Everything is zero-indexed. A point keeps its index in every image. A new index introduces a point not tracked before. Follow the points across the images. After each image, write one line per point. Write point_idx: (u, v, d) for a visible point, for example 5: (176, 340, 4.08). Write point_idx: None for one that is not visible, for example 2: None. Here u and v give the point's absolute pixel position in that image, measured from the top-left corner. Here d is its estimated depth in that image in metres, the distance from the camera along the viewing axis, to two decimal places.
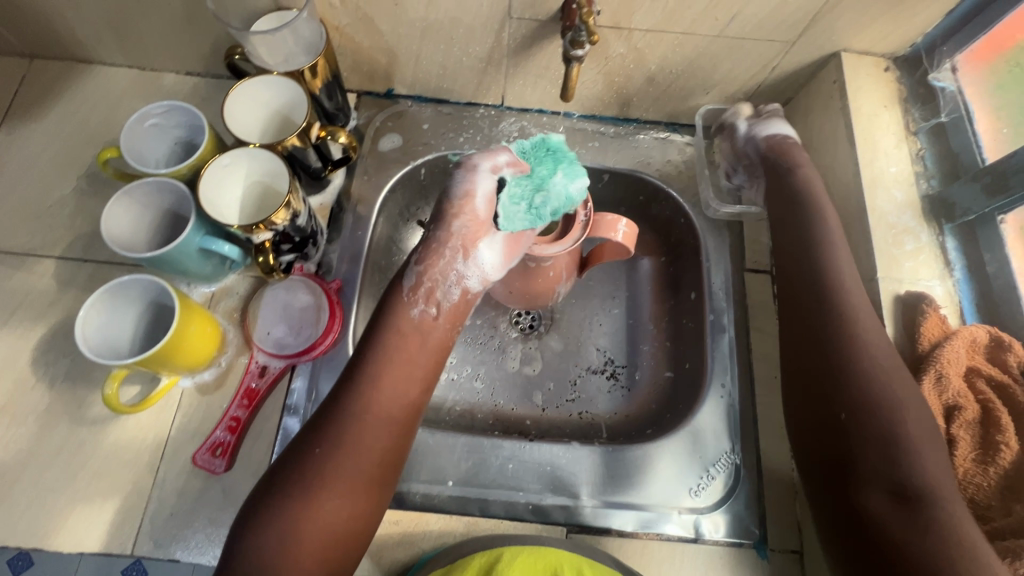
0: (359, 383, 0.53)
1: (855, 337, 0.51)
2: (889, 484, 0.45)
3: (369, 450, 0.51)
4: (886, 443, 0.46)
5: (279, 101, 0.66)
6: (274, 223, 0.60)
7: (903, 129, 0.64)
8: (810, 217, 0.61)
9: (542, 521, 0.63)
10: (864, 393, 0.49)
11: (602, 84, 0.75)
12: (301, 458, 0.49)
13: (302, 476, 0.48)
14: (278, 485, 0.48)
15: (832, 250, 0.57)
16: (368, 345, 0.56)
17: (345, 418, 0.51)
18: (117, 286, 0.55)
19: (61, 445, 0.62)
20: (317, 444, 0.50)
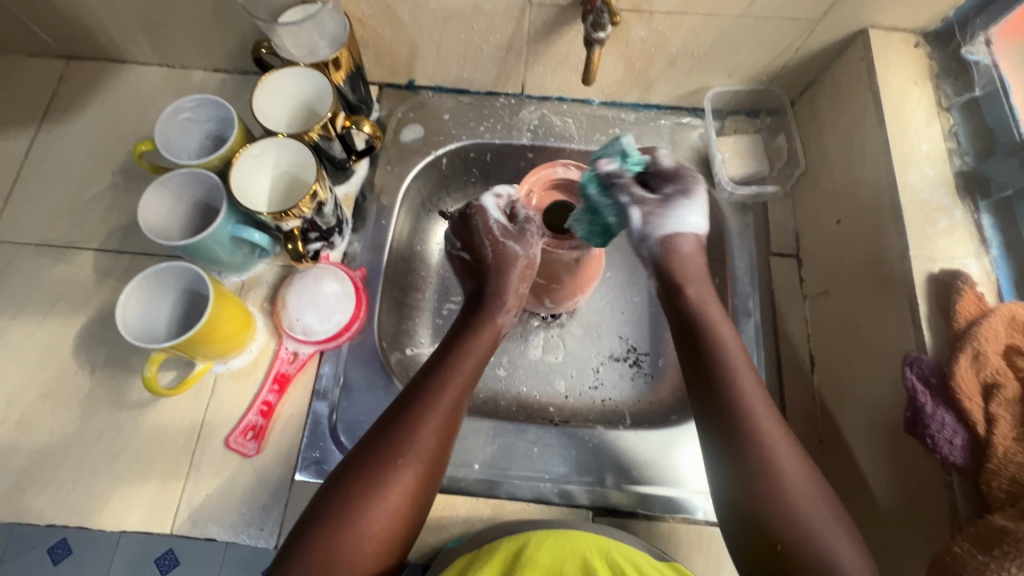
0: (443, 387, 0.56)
1: (762, 454, 0.53)
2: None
3: (440, 452, 0.54)
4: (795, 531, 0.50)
5: (307, 93, 0.68)
6: (302, 211, 0.61)
7: (935, 105, 0.62)
8: (713, 333, 0.60)
9: (567, 505, 0.63)
10: (767, 508, 0.51)
11: (623, 69, 0.74)
12: (387, 450, 0.52)
13: (373, 482, 0.50)
14: (359, 472, 0.51)
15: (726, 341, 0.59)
16: (436, 366, 0.58)
17: (426, 418, 0.53)
18: (154, 273, 0.57)
19: (102, 428, 0.64)
20: (404, 437, 0.52)
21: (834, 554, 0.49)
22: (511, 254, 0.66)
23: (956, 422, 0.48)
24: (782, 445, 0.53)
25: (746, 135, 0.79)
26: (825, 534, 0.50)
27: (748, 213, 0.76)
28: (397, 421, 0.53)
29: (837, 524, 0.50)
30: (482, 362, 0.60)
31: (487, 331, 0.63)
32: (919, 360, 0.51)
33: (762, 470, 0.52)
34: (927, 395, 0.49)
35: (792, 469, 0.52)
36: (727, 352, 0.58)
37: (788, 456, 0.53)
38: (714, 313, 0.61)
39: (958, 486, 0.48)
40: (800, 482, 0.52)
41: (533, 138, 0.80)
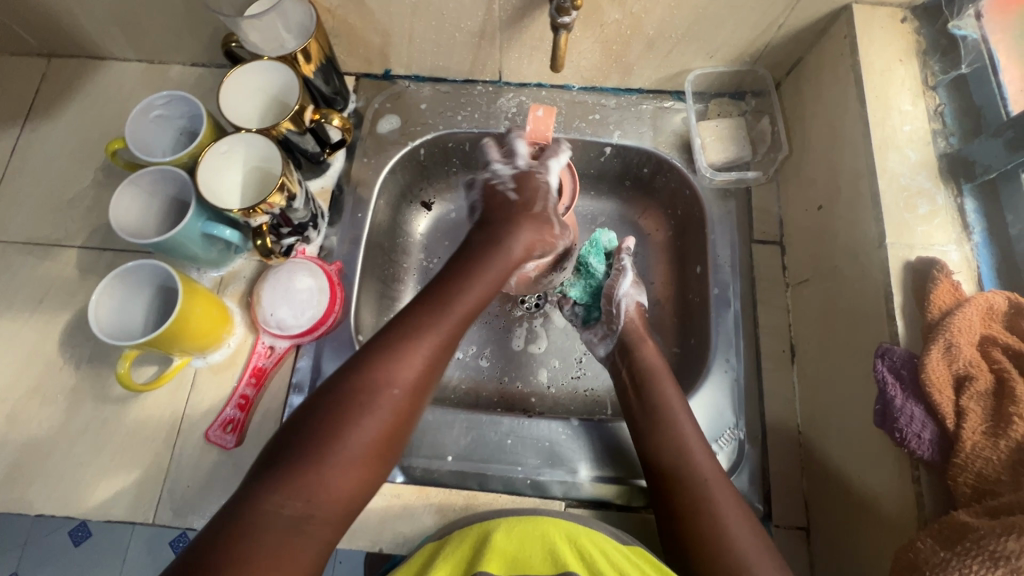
0: (429, 330, 0.54)
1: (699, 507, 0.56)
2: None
3: (418, 396, 0.52)
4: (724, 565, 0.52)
5: (275, 85, 0.67)
6: (271, 206, 0.61)
7: (920, 84, 0.59)
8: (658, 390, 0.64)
9: (540, 496, 0.63)
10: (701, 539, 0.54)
11: (600, 53, 0.73)
12: (366, 389, 0.49)
13: (360, 406, 0.48)
14: (334, 410, 0.48)
15: (663, 384, 0.64)
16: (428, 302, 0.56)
17: (408, 361, 0.51)
18: (125, 271, 0.58)
19: (87, 421, 0.66)
20: (386, 374, 0.50)
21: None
22: (553, 223, 0.66)
23: (925, 416, 0.47)
24: (713, 481, 0.57)
25: (729, 119, 0.76)
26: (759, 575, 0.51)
27: (730, 199, 0.74)
28: (374, 362, 0.51)
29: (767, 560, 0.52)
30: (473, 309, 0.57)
31: (488, 275, 0.59)
32: (891, 352, 0.49)
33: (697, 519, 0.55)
34: (897, 388, 0.48)
35: (729, 520, 0.54)
36: (674, 412, 0.62)
37: (727, 506, 0.55)
38: (662, 377, 0.65)
39: (925, 481, 0.47)
40: (736, 530, 0.54)
41: (511, 125, 0.79)
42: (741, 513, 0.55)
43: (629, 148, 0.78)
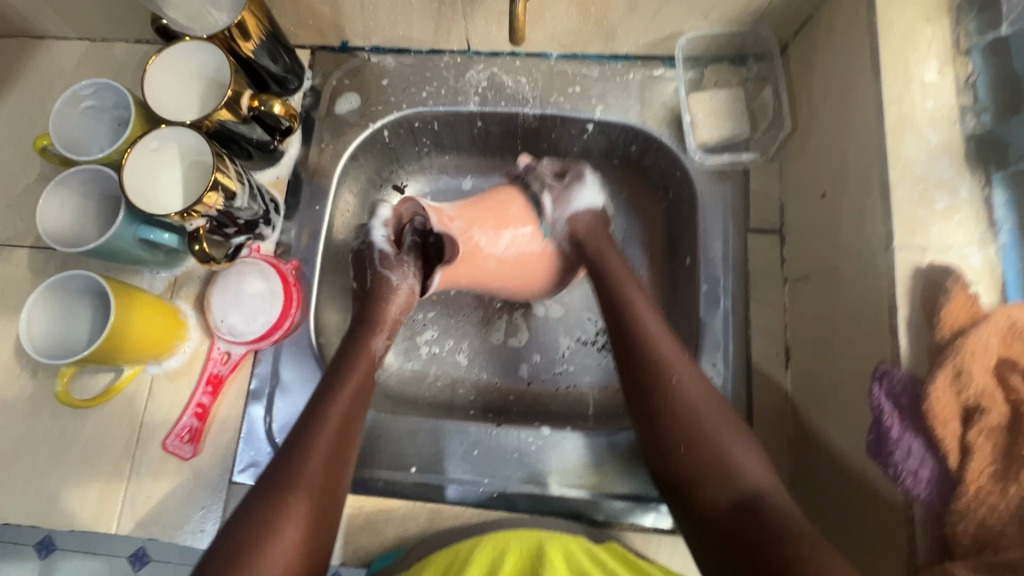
0: (332, 409, 0.53)
1: (671, 380, 0.53)
2: (733, 494, 0.47)
3: (321, 510, 0.47)
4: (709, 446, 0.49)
5: (208, 67, 0.61)
6: (206, 208, 0.55)
7: (949, 48, 0.49)
8: (626, 299, 0.59)
9: (507, 509, 0.60)
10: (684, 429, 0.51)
11: (577, 16, 0.64)
12: (258, 522, 0.44)
13: (273, 509, 0.45)
14: (251, 527, 0.44)
15: (645, 321, 0.57)
16: (326, 380, 0.55)
17: (302, 477, 0.47)
18: (56, 283, 0.55)
19: (47, 430, 0.64)
20: (277, 497, 0.46)
21: (743, 470, 0.48)
22: (387, 285, 0.64)
23: (925, 452, 0.41)
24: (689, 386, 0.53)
25: (727, 89, 0.68)
26: (727, 446, 0.49)
27: (725, 182, 0.67)
28: (285, 463, 0.48)
29: (738, 434, 0.51)
30: (359, 399, 0.55)
31: (362, 363, 0.58)
32: (890, 375, 0.43)
33: (665, 425, 0.52)
34: (894, 418, 0.42)
35: (695, 395, 0.52)
36: (651, 337, 0.56)
37: (688, 373, 0.54)
38: (627, 284, 0.61)
39: (920, 525, 0.41)
40: (705, 396, 0.53)
41: (482, 102, 0.71)
42: (699, 379, 0.54)
43: (613, 125, 0.70)
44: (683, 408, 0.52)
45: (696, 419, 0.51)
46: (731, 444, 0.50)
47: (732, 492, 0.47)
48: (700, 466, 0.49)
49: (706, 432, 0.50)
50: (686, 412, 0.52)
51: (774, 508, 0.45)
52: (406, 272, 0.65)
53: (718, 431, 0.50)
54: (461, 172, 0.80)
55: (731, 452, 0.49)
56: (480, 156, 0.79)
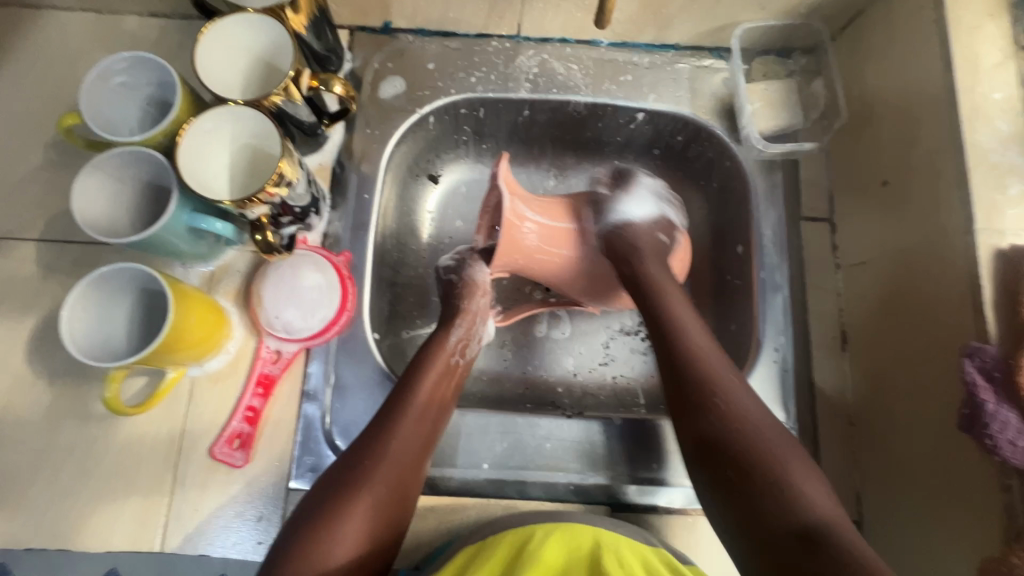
0: (416, 405, 0.55)
1: (713, 398, 0.50)
2: (800, 522, 0.42)
3: (394, 494, 0.51)
4: (766, 468, 0.45)
5: (260, 43, 0.56)
6: (269, 195, 0.51)
7: (1011, 42, 0.52)
8: (667, 311, 0.56)
9: (584, 502, 0.60)
10: (748, 455, 0.46)
11: (637, 3, 0.64)
12: (338, 495, 0.49)
13: (353, 485, 0.50)
14: (333, 496, 0.49)
15: (688, 331, 0.54)
16: (410, 371, 0.58)
17: (381, 462, 0.51)
18: (100, 277, 0.49)
19: (71, 443, 0.58)
20: (355, 476, 0.50)
21: (805, 493, 0.44)
22: (454, 285, 0.64)
23: (1020, 423, 0.43)
24: (747, 402, 0.50)
25: (777, 80, 0.69)
26: (793, 471, 0.45)
27: (777, 172, 0.68)
28: (368, 444, 0.52)
29: (802, 463, 0.46)
30: (442, 395, 0.57)
31: (444, 358, 0.59)
32: (982, 351, 0.45)
33: (714, 437, 0.48)
34: (989, 392, 0.44)
35: (754, 411, 0.49)
36: (695, 345, 0.53)
37: (742, 394, 0.50)
38: (676, 305, 0.57)
39: (1018, 491, 0.44)
40: (758, 417, 0.49)
41: (533, 88, 0.70)
42: (754, 398, 0.51)
43: (664, 114, 0.70)
44: (742, 418, 0.49)
45: (746, 438, 0.47)
46: (795, 466, 0.46)
47: (792, 523, 0.42)
48: (759, 486, 0.45)
49: (767, 445, 0.47)
50: (747, 433, 0.47)
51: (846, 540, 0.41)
52: (468, 267, 0.65)
53: (780, 459, 0.46)
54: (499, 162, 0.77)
55: (793, 481, 0.45)
56: (520, 145, 0.76)
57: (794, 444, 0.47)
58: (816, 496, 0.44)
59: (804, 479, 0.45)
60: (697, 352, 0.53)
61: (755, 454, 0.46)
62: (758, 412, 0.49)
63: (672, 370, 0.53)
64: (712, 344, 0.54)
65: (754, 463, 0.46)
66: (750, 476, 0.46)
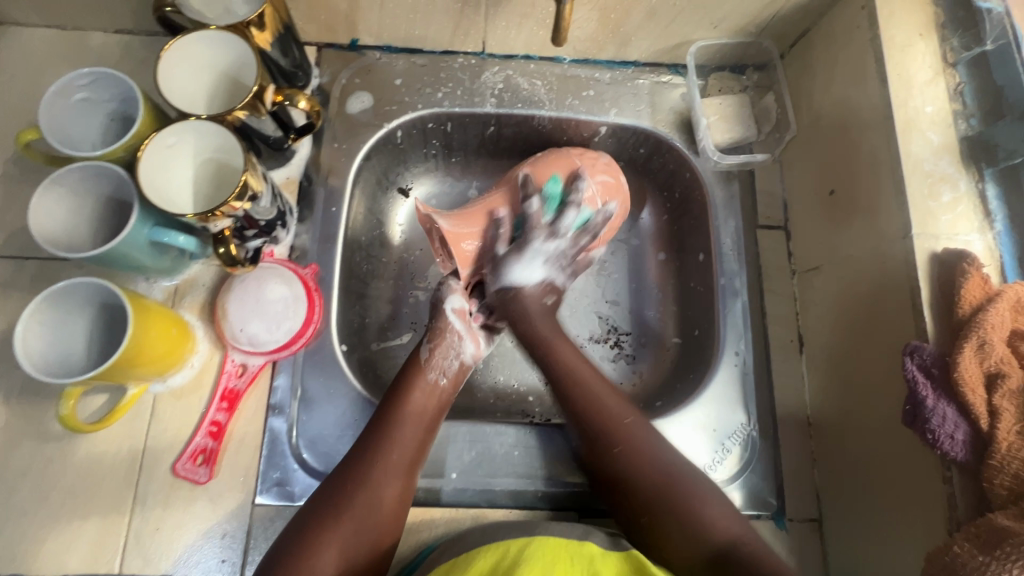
0: (399, 426, 0.55)
1: (616, 450, 0.55)
2: (704, 550, 0.50)
3: (379, 516, 0.51)
4: (667, 498, 0.53)
5: (224, 59, 0.56)
6: (233, 208, 0.52)
7: (940, 60, 0.55)
8: (570, 372, 0.60)
9: (552, 508, 0.60)
10: (642, 481, 0.54)
11: (596, 22, 0.66)
12: (318, 519, 0.50)
13: (333, 508, 0.50)
14: (313, 521, 0.49)
15: (578, 367, 0.60)
16: (392, 392, 0.58)
17: (363, 484, 0.52)
18: (58, 292, 0.49)
19: (27, 464, 0.56)
20: (335, 500, 0.51)
21: (709, 517, 0.52)
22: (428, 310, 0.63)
23: (957, 416, 0.46)
24: (630, 424, 0.57)
25: (732, 95, 0.72)
26: (695, 500, 0.53)
27: (733, 182, 0.71)
28: (350, 467, 0.53)
29: (696, 490, 0.53)
30: (428, 412, 0.57)
31: (426, 376, 0.59)
32: (921, 349, 0.47)
33: (608, 468, 0.56)
34: (928, 387, 0.46)
35: (647, 445, 0.56)
36: (582, 376, 0.59)
37: (639, 432, 0.57)
38: (548, 330, 0.62)
39: (958, 482, 0.46)
40: (649, 444, 0.56)
41: (498, 104, 0.71)
42: (640, 422, 0.58)
43: (625, 128, 0.72)
44: (636, 451, 0.55)
45: (652, 483, 0.54)
46: (696, 496, 0.53)
47: (701, 551, 0.50)
48: (667, 514, 0.52)
49: (668, 476, 0.54)
50: (639, 458, 0.55)
51: (748, 555, 0.49)
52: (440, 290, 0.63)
53: (676, 484, 0.54)
54: (467, 176, 0.78)
55: (693, 506, 0.52)
56: (487, 158, 0.77)
57: (686, 470, 0.55)
58: (714, 518, 0.52)
59: (708, 507, 0.52)
60: (598, 400, 0.58)
61: (654, 489, 0.54)
62: (635, 428, 0.57)
63: (573, 417, 0.58)
64: (595, 370, 0.61)
65: (655, 496, 0.53)
66: (659, 517, 0.53)
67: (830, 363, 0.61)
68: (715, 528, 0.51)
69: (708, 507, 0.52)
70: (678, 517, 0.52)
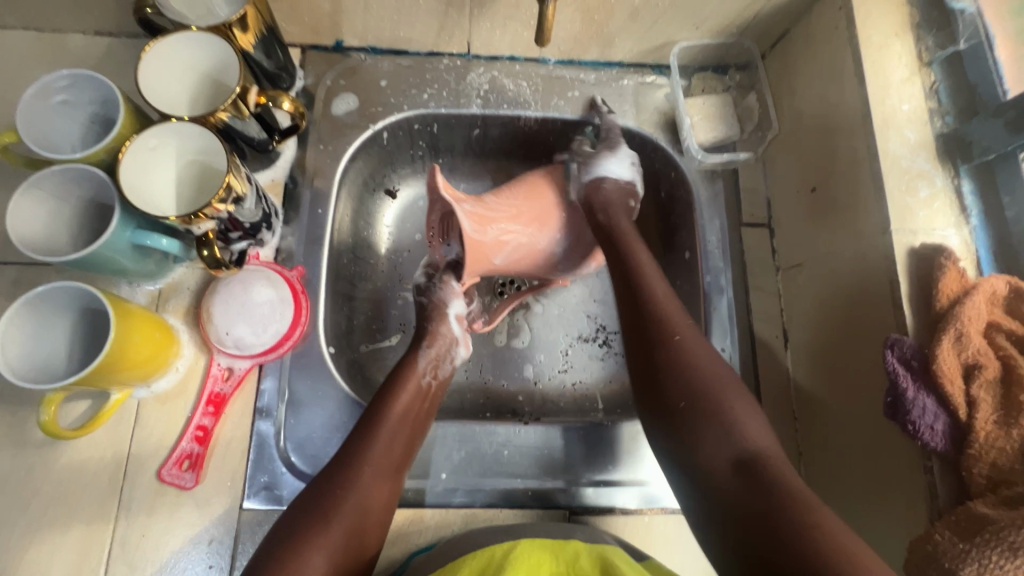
0: (387, 427, 0.55)
1: (660, 357, 0.53)
2: (736, 452, 0.47)
3: (365, 520, 0.51)
4: (710, 396, 0.50)
5: (206, 60, 0.56)
6: (216, 210, 0.51)
7: (915, 59, 0.56)
8: (621, 279, 0.58)
9: (542, 507, 0.60)
10: (693, 386, 0.51)
11: (580, 23, 0.67)
12: (306, 524, 0.48)
13: (321, 512, 0.49)
14: (300, 527, 0.48)
15: (653, 281, 0.57)
16: (380, 395, 0.58)
17: (351, 487, 0.51)
18: (38, 296, 0.48)
19: (7, 472, 0.55)
20: (323, 504, 0.50)
21: (744, 427, 0.49)
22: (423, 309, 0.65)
23: (936, 407, 0.46)
24: (691, 337, 0.54)
25: (715, 95, 0.73)
26: (732, 406, 0.50)
27: (718, 181, 0.72)
28: (337, 471, 0.52)
29: (741, 400, 0.51)
30: (415, 413, 0.58)
31: (414, 379, 0.59)
32: (901, 342, 0.48)
33: (669, 393, 0.52)
34: (909, 380, 0.47)
35: (700, 356, 0.53)
36: (656, 294, 0.57)
37: (701, 355, 0.53)
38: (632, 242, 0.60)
39: (938, 472, 0.47)
40: (708, 361, 0.53)
41: (484, 105, 0.72)
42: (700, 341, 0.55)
43: None
44: (689, 364, 0.52)
45: (700, 391, 0.51)
46: (736, 406, 0.50)
47: (733, 451, 0.47)
48: (708, 415, 0.50)
49: (714, 391, 0.51)
50: (696, 380, 0.52)
51: (775, 471, 0.46)
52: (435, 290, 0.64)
53: (724, 391, 0.51)
54: (455, 176, 0.78)
55: (733, 415, 0.49)
56: (474, 159, 0.77)
57: (736, 385, 0.52)
58: (754, 429, 0.49)
59: (744, 415, 0.50)
60: (653, 300, 0.56)
61: (704, 392, 0.51)
62: (698, 348, 0.53)
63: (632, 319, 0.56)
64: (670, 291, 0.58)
65: (700, 388, 0.51)
66: (700, 414, 0.50)
67: (814, 358, 0.62)
68: (751, 437, 0.48)
69: (749, 419, 0.50)
70: (716, 420, 0.49)
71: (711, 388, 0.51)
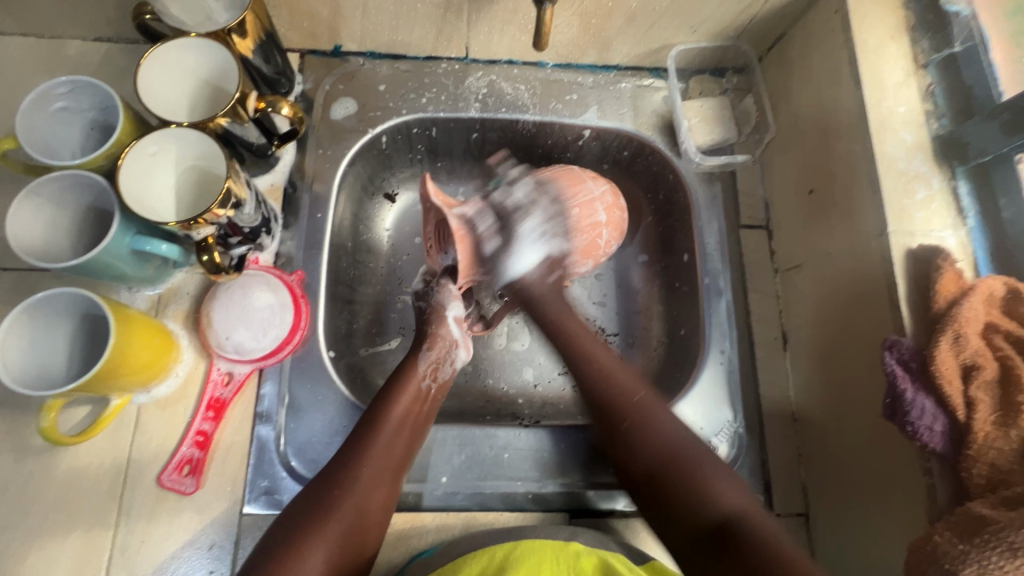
0: (385, 428, 0.55)
1: (625, 427, 0.54)
2: (715, 516, 0.47)
3: (363, 520, 0.51)
4: (678, 466, 0.51)
5: (205, 66, 0.56)
6: (215, 216, 0.51)
7: (912, 62, 0.57)
8: (580, 357, 0.59)
9: (543, 510, 0.60)
10: (661, 461, 0.52)
11: (577, 27, 0.67)
12: (303, 523, 0.49)
13: (319, 512, 0.50)
14: (298, 527, 0.48)
15: (592, 351, 0.60)
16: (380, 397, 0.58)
17: (349, 488, 0.51)
18: (37, 303, 0.48)
19: (7, 479, 0.55)
20: (321, 505, 0.50)
21: (716, 492, 0.49)
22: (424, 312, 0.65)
23: (936, 408, 0.46)
24: (651, 406, 0.55)
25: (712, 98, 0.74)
26: (702, 467, 0.51)
27: (715, 183, 0.72)
28: (335, 471, 0.53)
29: (710, 464, 0.51)
30: (415, 413, 0.58)
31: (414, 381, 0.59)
32: (899, 344, 0.48)
33: (636, 465, 0.53)
34: (908, 380, 0.47)
35: (661, 418, 0.54)
36: (600, 363, 0.59)
37: (662, 420, 0.54)
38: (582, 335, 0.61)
39: (937, 473, 0.47)
40: (669, 427, 0.54)
41: (483, 108, 0.72)
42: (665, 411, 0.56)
43: (610, 130, 0.73)
44: (650, 431, 0.54)
45: (667, 460, 0.51)
46: (705, 473, 0.50)
47: (707, 519, 0.48)
48: (680, 482, 0.50)
49: (677, 455, 0.52)
50: (663, 442, 0.53)
51: (751, 528, 0.46)
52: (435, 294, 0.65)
53: (688, 459, 0.51)
54: (453, 180, 0.78)
55: (706, 481, 0.50)
56: (473, 162, 0.77)
57: (700, 447, 0.53)
58: (726, 492, 0.49)
59: (717, 478, 0.50)
60: (607, 373, 0.58)
61: (670, 464, 0.51)
62: (658, 415, 0.55)
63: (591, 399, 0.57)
64: (611, 354, 0.60)
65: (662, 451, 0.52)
66: (675, 481, 0.50)
67: (813, 359, 0.62)
68: (722, 503, 0.48)
69: (721, 483, 0.50)
70: (691, 487, 0.49)
71: (673, 455, 0.52)
